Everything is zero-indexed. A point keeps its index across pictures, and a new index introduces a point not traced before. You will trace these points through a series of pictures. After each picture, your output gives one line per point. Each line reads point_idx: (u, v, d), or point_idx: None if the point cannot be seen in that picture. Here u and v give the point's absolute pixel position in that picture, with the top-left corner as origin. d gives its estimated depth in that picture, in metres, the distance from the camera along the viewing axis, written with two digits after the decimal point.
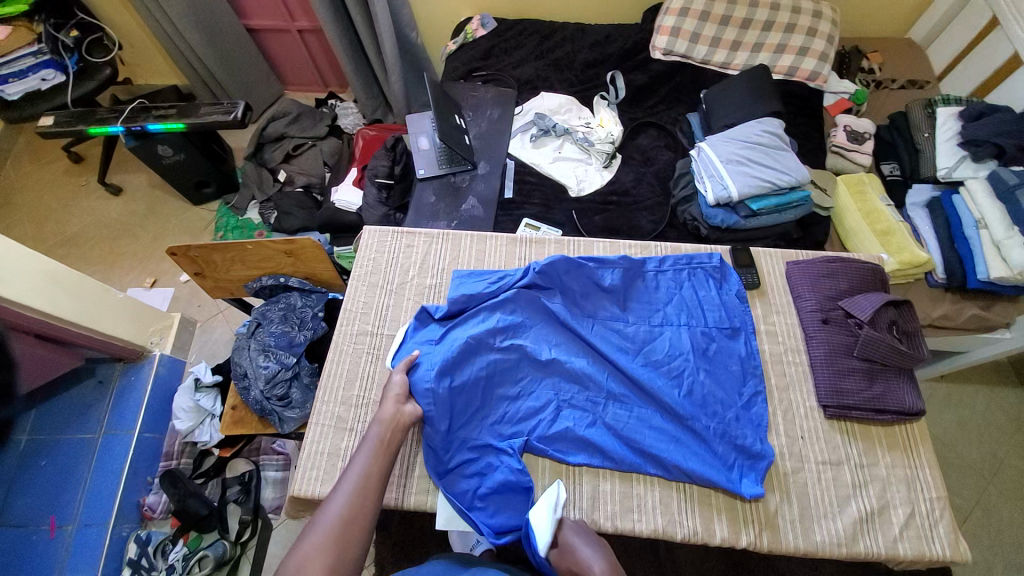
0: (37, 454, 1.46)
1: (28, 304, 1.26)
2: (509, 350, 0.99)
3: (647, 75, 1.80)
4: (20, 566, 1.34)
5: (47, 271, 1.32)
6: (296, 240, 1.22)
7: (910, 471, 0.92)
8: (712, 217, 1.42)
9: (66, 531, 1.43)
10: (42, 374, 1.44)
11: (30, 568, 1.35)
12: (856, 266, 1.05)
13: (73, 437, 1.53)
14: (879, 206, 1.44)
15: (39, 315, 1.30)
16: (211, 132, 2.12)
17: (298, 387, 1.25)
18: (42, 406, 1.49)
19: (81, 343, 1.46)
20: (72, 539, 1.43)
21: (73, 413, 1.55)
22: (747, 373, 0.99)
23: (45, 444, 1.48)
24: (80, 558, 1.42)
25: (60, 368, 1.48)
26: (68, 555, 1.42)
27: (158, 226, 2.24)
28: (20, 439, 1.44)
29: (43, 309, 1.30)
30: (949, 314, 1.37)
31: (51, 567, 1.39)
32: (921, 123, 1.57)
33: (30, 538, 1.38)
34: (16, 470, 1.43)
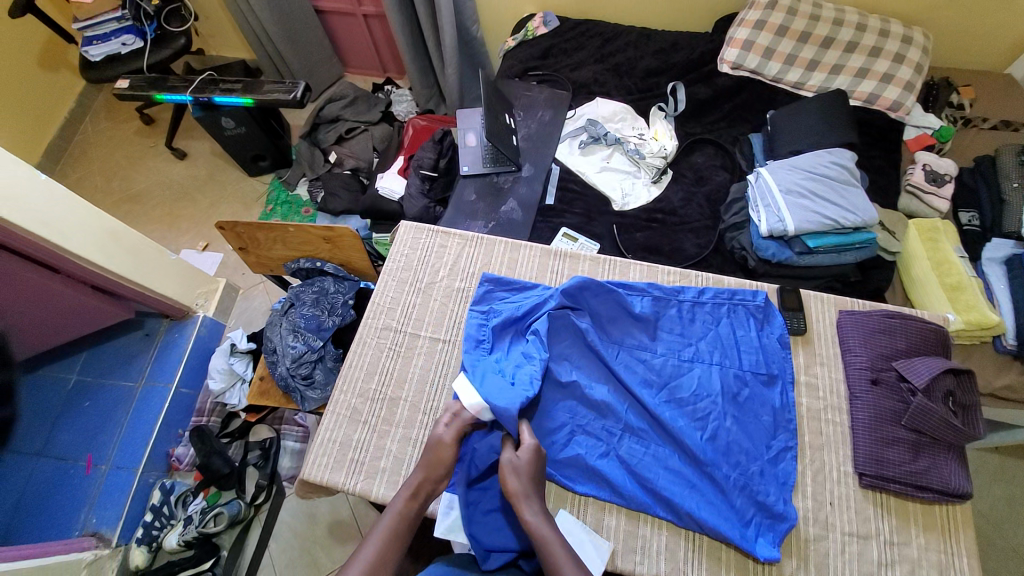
0: (81, 396, 1.58)
1: (84, 256, 1.34)
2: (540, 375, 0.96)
3: (711, 89, 1.71)
4: (57, 497, 1.46)
5: (107, 229, 1.40)
6: (335, 228, 1.24)
7: (945, 558, 0.85)
8: (763, 249, 1.33)
9: (100, 470, 1.52)
10: (96, 322, 1.54)
11: (67, 501, 1.47)
12: (917, 325, 0.96)
13: (118, 383, 1.62)
14: (954, 256, 1.31)
15: (93, 267, 1.37)
16: (272, 109, 2.18)
17: (321, 369, 1.27)
18: (93, 347, 1.63)
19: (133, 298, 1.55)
20: (104, 478, 1.52)
21: (120, 361, 1.64)
22: (779, 426, 0.93)
23: (90, 385, 1.60)
24: (108, 499, 1.49)
25: (106, 317, 1.55)
26: (98, 493, 1.50)
27: (214, 192, 2.34)
28: (69, 378, 1.59)
29: (99, 263, 1.38)
30: (1014, 386, 1.25)
31: (82, 502, 1.48)
32: (1012, 170, 1.43)
33: (68, 471, 1.49)
34: (62, 407, 1.56)
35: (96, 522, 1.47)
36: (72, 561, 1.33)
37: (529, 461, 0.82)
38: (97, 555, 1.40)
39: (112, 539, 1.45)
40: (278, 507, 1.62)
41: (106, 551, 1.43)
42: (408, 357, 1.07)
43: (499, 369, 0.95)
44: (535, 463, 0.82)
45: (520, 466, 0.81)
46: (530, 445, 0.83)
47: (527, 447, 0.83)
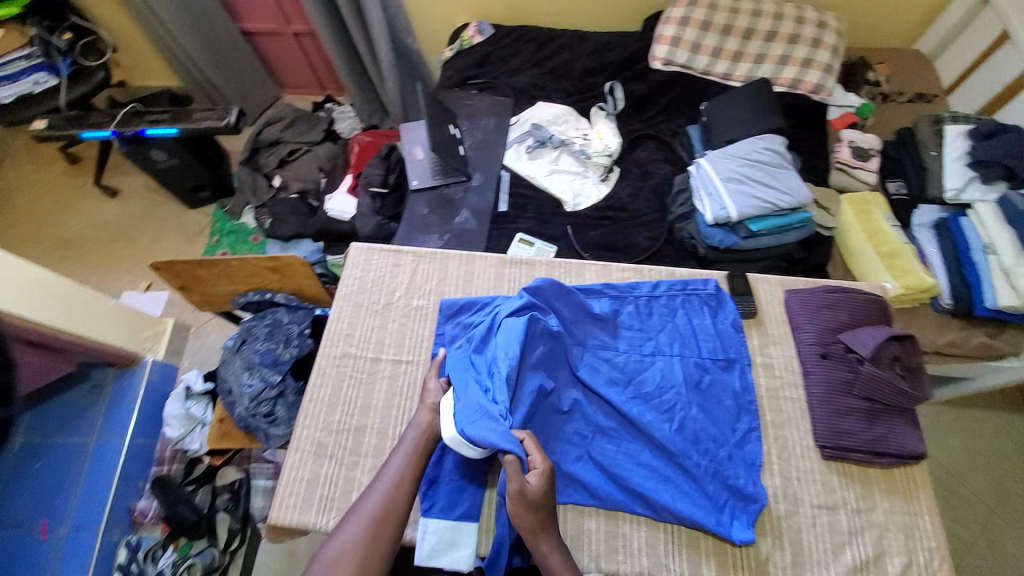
0: (32, 457, 1.42)
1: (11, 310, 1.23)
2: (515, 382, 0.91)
3: (646, 85, 1.76)
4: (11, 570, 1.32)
5: (35, 279, 1.29)
6: (281, 257, 1.17)
7: (908, 517, 0.89)
8: (710, 237, 1.38)
9: (57, 534, 1.40)
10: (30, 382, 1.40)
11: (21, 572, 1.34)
12: (859, 297, 1.01)
13: (67, 440, 1.49)
14: (884, 226, 1.39)
15: (21, 322, 1.26)
16: (207, 137, 2.09)
17: (283, 405, 1.22)
18: (40, 407, 1.44)
19: (73, 348, 1.43)
20: (63, 543, 1.41)
21: (66, 417, 1.51)
22: (741, 409, 0.96)
23: (39, 446, 1.43)
24: (73, 561, 1.40)
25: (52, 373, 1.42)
26: (60, 558, 1.40)
27: (153, 229, 2.21)
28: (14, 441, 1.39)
29: (27, 317, 1.26)
30: (956, 342, 1.33)
31: (43, 570, 1.37)
32: (927, 140, 1.52)
33: (24, 538, 1.36)
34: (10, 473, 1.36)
35: None
36: None
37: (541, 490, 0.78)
38: None
39: None
40: (256, 549, 1.52)
41: None
42: (372, 382, 1.04)
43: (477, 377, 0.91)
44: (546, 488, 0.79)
45: (529, 495, 0.78)
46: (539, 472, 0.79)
47: (538, 472, 0.79)
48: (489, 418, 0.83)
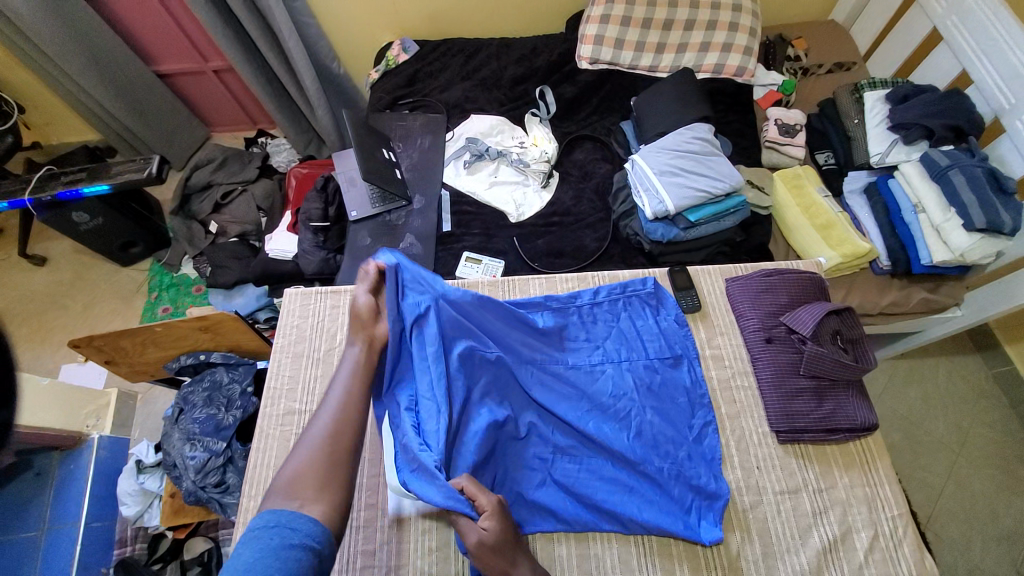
0: None
1: None
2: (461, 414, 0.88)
3: (576, 87, 1.76)
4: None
5: None
6: (208, 317, 1.17)
7: (868, 488, 0.91)
8: (652, 232, 1.38)
9: None
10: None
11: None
12: (793, 277, 1.03)
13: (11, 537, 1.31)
14: (819, 199, 1.43)
15: None
16: (134, 191, 1.98)
17: (234, 470, 1.19)
18: None
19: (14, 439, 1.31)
20: None
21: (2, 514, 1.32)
22: (695, 404, 0.96)
23: None
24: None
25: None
26: None
27: (87, 294, 2.08)
28: None
29: None
30: (899, 301, 1.37)
31: None
32: (850, 109, 1.57)
33: None
34: None
35: None
36: None
37: (498, 531, 0.74)
38: None
39: None
40: None
41: None
42: None
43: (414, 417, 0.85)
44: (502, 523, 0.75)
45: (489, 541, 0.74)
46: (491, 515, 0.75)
47: (490, 514, 0.75)
48: (427, 474, 0.77)
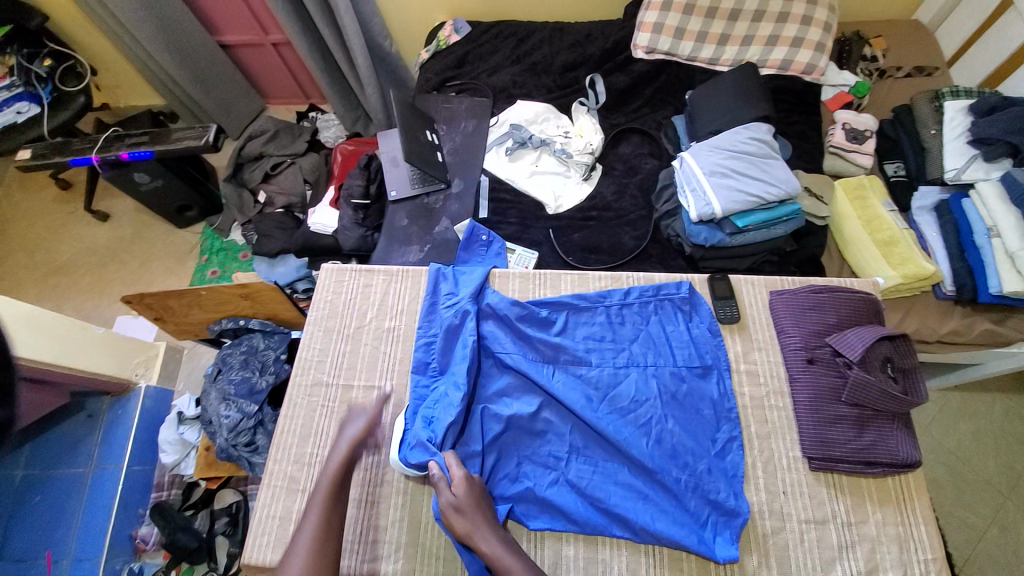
0: (30, 490, 1.45)
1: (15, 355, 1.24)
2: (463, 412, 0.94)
3: (629, 76, 1.68)
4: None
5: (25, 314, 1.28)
6: (249, 284, 1.22)
7: (901, 527, 0.85)
8: (695, 235, 1.32)
9: (61, 566, 1.40)
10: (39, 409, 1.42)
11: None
12: (846, 297, 0.96)
13: (66, 471, 1.48)
14: (882, 212, 1.32)
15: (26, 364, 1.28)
16: (191, 156, 2.07)
17: (263, 432, 1.26)
18: (37, 439, 1.50)
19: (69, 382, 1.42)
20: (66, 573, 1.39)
21: (66, 447, 1.50)
22: (721, 418, 0.92)
23: (39, 478, 1.47)
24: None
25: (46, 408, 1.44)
26: None
27: (143, 251, 2.21)
28: (16, 473, 1.46)
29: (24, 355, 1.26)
30: (959, 330, 1.26)
31: None
32: (927, 118, 1.44)
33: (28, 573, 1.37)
34: (14, 504, 1.43)
35: None
36: None
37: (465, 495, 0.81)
38: None
39: None
40: None
41: None
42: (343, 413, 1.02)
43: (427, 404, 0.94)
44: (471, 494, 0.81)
45: (461, 505, 0.80)
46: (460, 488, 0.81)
47: (460, 482, 0.81)
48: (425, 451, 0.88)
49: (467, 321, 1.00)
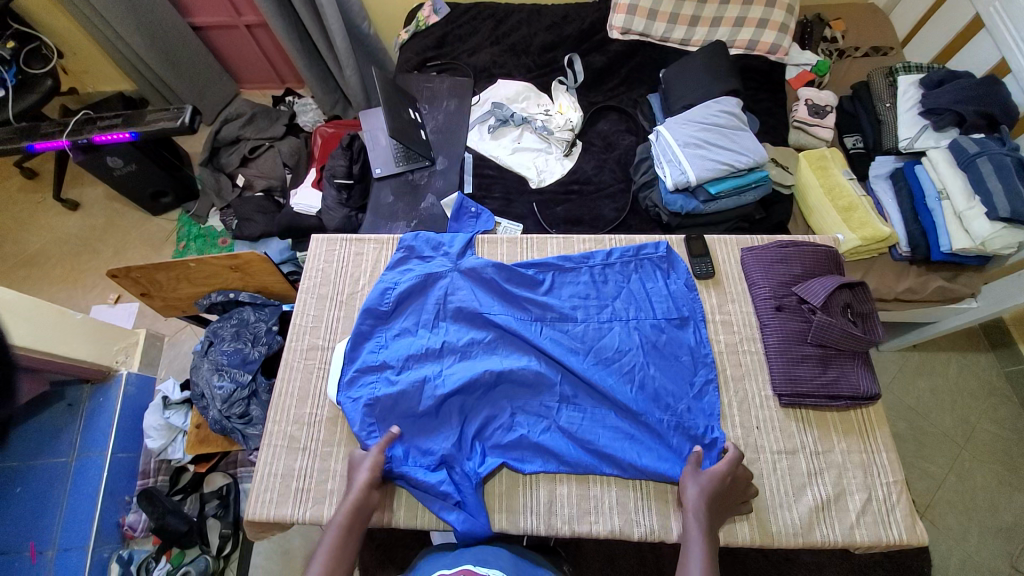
0: (12, 482, 1.40)
1: None
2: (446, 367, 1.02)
3: (605, 56, 1.74)
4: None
5: None
6: (240, 255, 1.27)
7: (864, 454, 0.95)
8: (671, 203, 1.39)
9: (47, 556, 1.37)
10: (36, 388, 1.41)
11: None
12: (808, 250, 1.07)
13: (47, 461, 1.45)
14: (842, 180, 1.41)
15: None
16: (165, 139, 2.02)
17: (257, 404, 1.34)
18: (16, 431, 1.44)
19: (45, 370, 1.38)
20: (53, 563, 1.37)
21: (48, 436, 1.47)
22: (698, 362, 1.02)
23: (20, 470, 1.42)
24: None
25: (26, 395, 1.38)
26: None
27: (117, 240, 2.15)
28: None
29: None
30: (915, 288, 1.35)
31: None
32: (883, 92, 1.53)
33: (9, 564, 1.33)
34: None
35: None
36: None
37: (700, 496, 0.84)
38: None
39: None
40: (250, 551, 1.49)
41: None
42: None
43: (378, 354, 1.02)
44: (719, 490, 0.85)
45: (707, 487, 0.85)
46: (696, 492, 0.85)
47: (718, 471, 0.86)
48: (370, 388, 0.99)
49: (436, 282, 1.09)
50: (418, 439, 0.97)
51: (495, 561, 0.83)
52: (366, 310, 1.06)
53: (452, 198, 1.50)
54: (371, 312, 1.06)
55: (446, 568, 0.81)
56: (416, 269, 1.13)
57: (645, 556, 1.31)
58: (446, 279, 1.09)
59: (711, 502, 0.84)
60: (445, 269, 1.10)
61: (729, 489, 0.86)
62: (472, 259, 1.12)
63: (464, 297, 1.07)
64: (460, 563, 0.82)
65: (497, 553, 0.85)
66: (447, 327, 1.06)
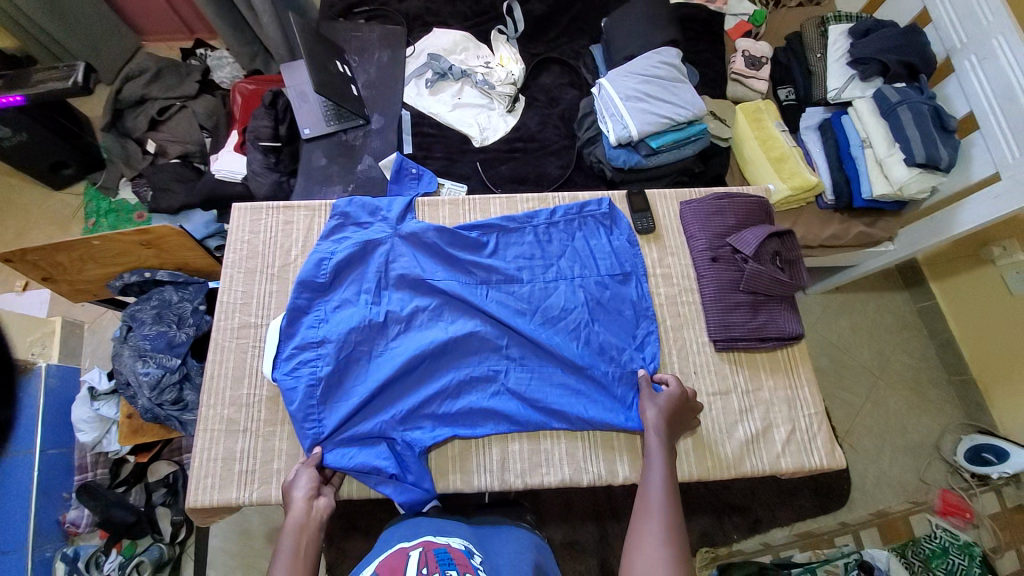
0: None
1: None
2: (390, 338, 1.01)
3: (545, 4, 1.66)
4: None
5: None
6: (151, 229, 1.19)
7: (790, 391, 1.03)
8: (615, 158, 1.38)
9: None
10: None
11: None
12: (742, 200, 1.10)
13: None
14: (775, 132, 1.45)
15: None
16: (58, 101, 1.75)
17: (190, 388, 1.28)
18: None
19: None
20: None
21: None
22: (640, 316, 1.05)
23: None
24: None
25: None
26: None
27: (18, 220, 1.89)
28: None
29: None
30: (839, 233, 1.43)
31: None
32: (814, 42, 1.56)
33: None
34: None
35: None
36: None
37: (657, 416, 0.92)
38: None
39: None
40: (206, 536, 1.46)
41: None
42: None
43: (318, 329, 0.99)
44: (674, 408, 0.93)
45: (662, 402, 0.93)
46: (654, 413, 0.92)
47: (669, 392, 0.94)
48: (312, 365, 0.96)
49: (376, 249, 1.05)
50: (366, 412, 0.96)
51: (452, 531, 0.85)
52: (302, 283, 1.00)
53: (391, 158, 1.41)
54: (305, 284, 1.01)
55: (405, 541, 0.80)
56: (348, 237, 1.07)
57: (600, 497, 1.39)
58: (387, 246, 1.06)
59: (668, 418, 0.93)
60: (384, 236, 1.06)
61: (682, 408, 0.94)
62: (411, 225, 1.08)
63: (407, 263, 1.04)
64: (419, 535, 0.82)
65: (455, 525, 0.87)
66: (389, 297, 1.03)
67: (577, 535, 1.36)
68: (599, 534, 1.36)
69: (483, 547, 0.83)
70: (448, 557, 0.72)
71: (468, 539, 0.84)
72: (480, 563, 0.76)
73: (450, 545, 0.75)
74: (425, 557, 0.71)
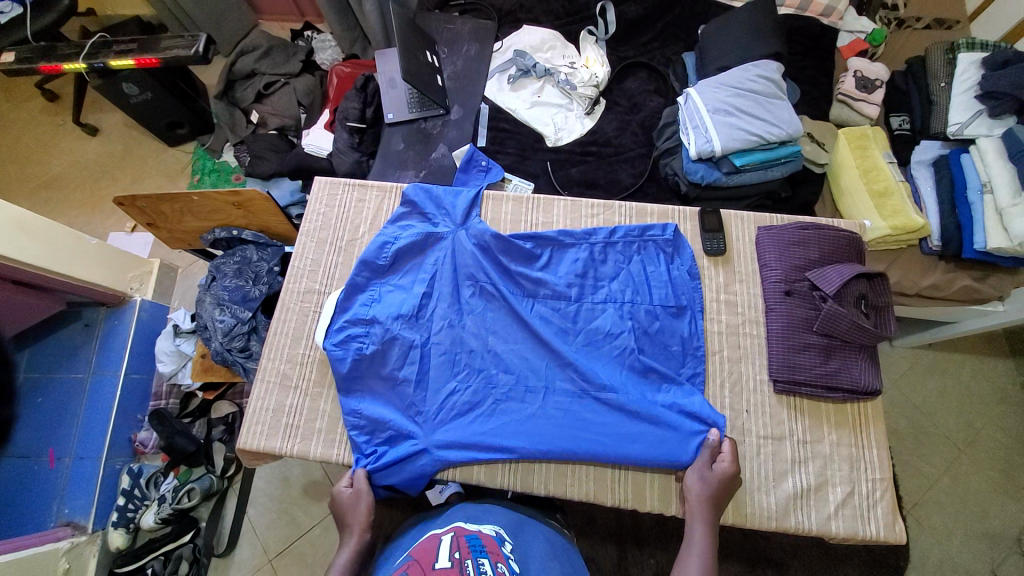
0: (34, 393, 1.47)
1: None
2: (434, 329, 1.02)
3: (641, 6, 1.60)
4: (24, 495, 1.38)
5: (11, 216, 1.20)
6: (242, 193, 1.29)
7: (853, 449, 0.94)
8: (692, 172, 1.32)
9: (64, 463, 1.44)
10: (21, 320, 1.38)
11: (33, 496, 1.39)
12: (830, 234, 1.02)
13: (65, 376, 1.49)
14: (881, 163, 1.30)
15: (7, 262, 1.20)
16: (180, 68, 1.93)
17: (256, 339, 1.38)
18: (34, 346, 1.49)
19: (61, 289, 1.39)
20: (69, 471, 1.43)
21: (62, 355, 1.50)
22: (687, 353, 1.00)
23: (41, 381, 1.48)
24: (77, 487, 1.42)
25: (44, 312, 1.42)
26: (66, 484, 1.42)
27: (135, 168, 2.12)
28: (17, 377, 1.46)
29: (10, 257, 1.19)
30: (940, 285, 1.27)
31: (51, 496, 1.41)
32: (939, 70, 1.39)
33: (32, 467, 1.41)
34: (13, 407, 1.43)
35: (69, 511, 1.41)
36: (48, 551, 1.28)
37: (698, 491, 0.88)
38: (73, 542, 1.34)
39: (86, 526, 1.39)
40: (251, 476, 1.56)
41: (83, 537, 1.37)
42: None
43: (371, 309, 1.02)
44: (720, 491, 0.87)
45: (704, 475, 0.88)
46: (697, 487, 0.88)
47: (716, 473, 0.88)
48: (357, 341, 1.00)
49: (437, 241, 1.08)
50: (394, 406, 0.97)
51: (488, 518, 0.88)
52: (363, 261, 1.04)
53: (464, 150, 1.44)
54: (365, 265, 1.04)
55: (437, 527, 0.85)
56: (408, 227, 1.10)
57: (625, 519, 1.34)
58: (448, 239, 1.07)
59: (709, 498, 0.87)
60: (448, 231, 1.08)
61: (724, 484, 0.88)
62: (473, 224, 1.09)
63: (463, 259, 1.06)
64: (451, 522, 0.85)
65: (493, 513, 0.90)
66: (439, 291, 1.04)
67: (597, 553, 1.31)
68: (617, 557, 1.31)
69: (516, 535, 0.85)
70: (479, 543, 0.72)
71: (499, 523, 0.86)
72: (510, 550, 0.78)
73: (482, 533, 0.76)
74: (457, 543, 0.71)
